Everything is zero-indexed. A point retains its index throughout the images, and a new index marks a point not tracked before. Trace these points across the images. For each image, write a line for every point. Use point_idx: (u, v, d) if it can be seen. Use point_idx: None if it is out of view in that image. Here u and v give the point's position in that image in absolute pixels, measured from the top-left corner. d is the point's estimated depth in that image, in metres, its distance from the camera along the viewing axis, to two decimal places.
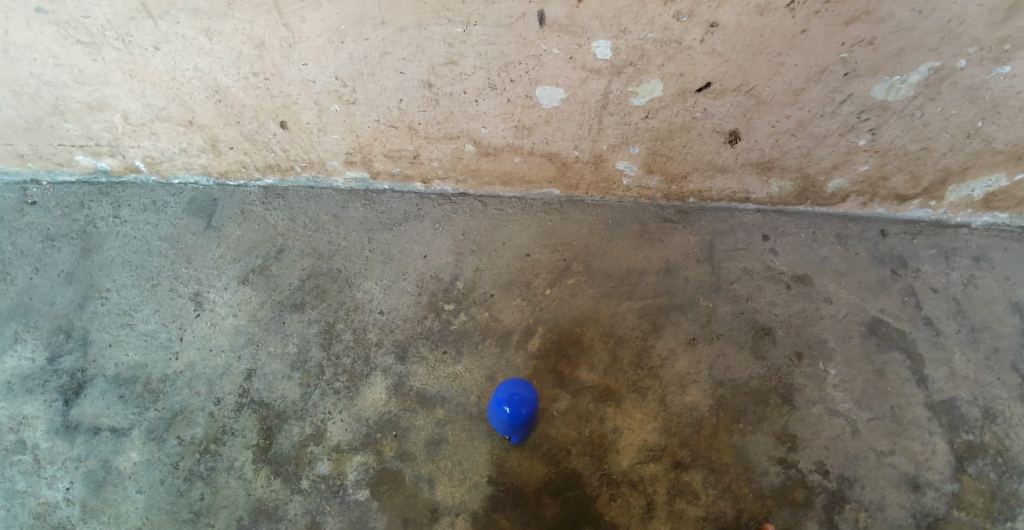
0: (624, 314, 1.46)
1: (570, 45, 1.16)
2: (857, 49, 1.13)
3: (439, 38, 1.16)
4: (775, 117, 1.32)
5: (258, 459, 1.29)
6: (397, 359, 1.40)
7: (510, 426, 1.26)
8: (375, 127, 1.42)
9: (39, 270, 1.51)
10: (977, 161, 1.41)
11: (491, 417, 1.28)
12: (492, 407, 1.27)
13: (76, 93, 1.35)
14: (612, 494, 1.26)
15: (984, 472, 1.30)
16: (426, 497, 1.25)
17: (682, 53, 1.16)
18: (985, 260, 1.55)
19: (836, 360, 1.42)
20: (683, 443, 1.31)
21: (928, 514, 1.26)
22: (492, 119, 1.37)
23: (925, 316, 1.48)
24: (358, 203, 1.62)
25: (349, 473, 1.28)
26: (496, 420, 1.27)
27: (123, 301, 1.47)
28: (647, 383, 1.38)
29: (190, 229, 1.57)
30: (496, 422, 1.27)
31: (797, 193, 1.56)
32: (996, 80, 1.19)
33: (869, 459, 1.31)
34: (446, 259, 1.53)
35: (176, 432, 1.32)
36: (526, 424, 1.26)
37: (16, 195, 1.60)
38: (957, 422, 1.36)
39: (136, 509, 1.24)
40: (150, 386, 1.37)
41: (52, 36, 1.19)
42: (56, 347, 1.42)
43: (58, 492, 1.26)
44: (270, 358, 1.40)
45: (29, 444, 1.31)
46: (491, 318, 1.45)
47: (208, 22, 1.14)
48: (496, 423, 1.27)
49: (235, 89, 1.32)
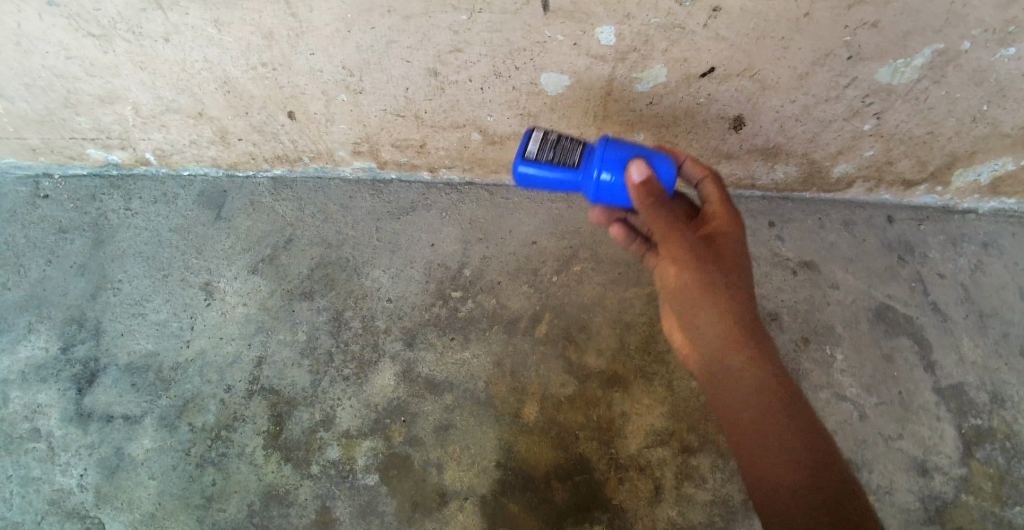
0: (631, 300, 1.47)
1: (574, 32, 1.16)
2: (861, 32, 1.13)
3: (446, 26, 1.17)
4: (780, 102, 1.32)
5: (269, 445, 1.32)
6: (406, 346, 1.41)
7: (588, 167, 1.09)
8: (382, 116, 1.43)
9: (51, 261, 1.53)
10: (983, 145, 1.41)
11: (596, 145, 1.10)
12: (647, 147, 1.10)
13: (88, 85, 1.37)
14: (621, 478, 1.29)
15: (992, 457, 1.32)
16: (435, 482, 1.28)
17: (685, 38, 1.16)
18: (993, 246, 1.56)
19: (844, 344, 1.43)
20: (690, 428, 1.33)
21: (937, 498, 1.28)
22: (498, 107, 1.38)
23: (933, 301, 1.49)
24: (366, 193, 1.63)
25: (359, 458, 1.30)
26: (615, 153, 1.09)
27: (136, 291, 1.49)
28: (654, 368, 1.39)
29: (201, 220, 1.59)
30: (582, 148, 1.10)
31: (803, 179, 1.56)
32: (1002, 62, 1.18)
33: (878, 444, 1.33)
34: (454, 247, 1.54)
35: (187, 420, 1.34)
36: (600, 187, 1.09)
37: (29, 188, 1.62)
38: (966, 407, 1.37)
39: (150, 495, 1.28)
40: (163, 374, 1.39)
41: (63, 27, 1.21)
42: (69, 336, 1.44)
43: (72, 479, 1.29)
44: (281, 346, 1.42)
45: (44, 432, 1.33)
46: (499, 305, 1.46)
47: (218, 12, 1.16)
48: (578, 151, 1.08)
49: (244, 80, 1.34)
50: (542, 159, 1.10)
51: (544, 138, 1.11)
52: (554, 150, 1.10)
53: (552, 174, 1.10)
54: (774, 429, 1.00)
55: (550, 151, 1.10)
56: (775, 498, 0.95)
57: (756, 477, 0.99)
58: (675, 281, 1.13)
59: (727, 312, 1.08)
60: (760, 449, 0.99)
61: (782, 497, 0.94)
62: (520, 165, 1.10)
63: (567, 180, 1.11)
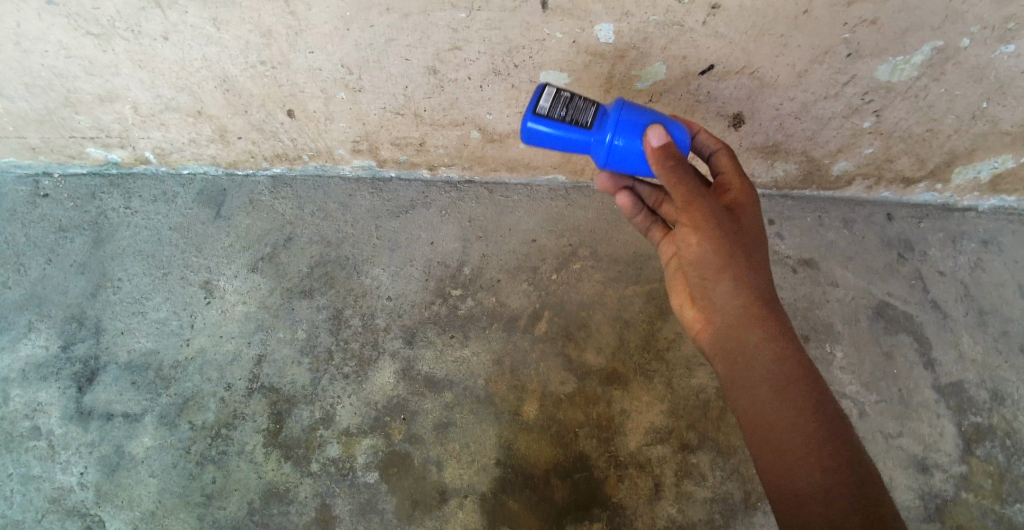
0: (631, 298, 1.47)
1: (573, 29, 1.16)
2: (860, 29, 1.13)
3: (445, 24, 1.16)
4: (779, 100, 1.32)
5: (269, 443, 1.32)
6: (406, 344, 1.42)
7: (602, 130, 0.97)
8: (381, 114, 1.43)
9: (51, 260, 1.53)
10: (983, 143, 1.40)
11: (611, 107, 0.98)
12: (662, 114, 0.99)
13: (87, 84, 1.37)
14: (620, 476, 1.29)
15: (992, 454, 1.32)
16: (434, 479, 1.28)
17: (684, 36, 1.16)
18: (993, 244, 1.56)
19: (844, 342, 1.43)
20: (690, 425, 1.33)
21: (937, 495, 1.28)
22: (497, 105, 1.38)
23: (933, 299, 1.48)
24: (366, 191, 1.63)
25: (359, 456, 1.30)
26: (632, 117, 0.97)
27: (135, 290, 1.49)
28: (654, 366, 1.39)
29: (200, 218, 1.59)
30: (596, 109, 0.98)
31: (802, 177, 1.56)
32: (1002, 59, 1.18)
33: (878, 441, 1.33)
34: (453, 245, 1.54)
35: (187, 418, 1.35)
36: (611, 153, 0.98)
37: (29, 187, 1.62)
38: (966, 405, 1.37)
39: (150, 493, 1.28)
40: (163, 372, 1.39)
41: (63, 27, 1.21)
42: (69, 335, 1.44)
43: (73, 477, 1.29)
44: (280, 344, 1.42)
45: (45, 431, 1.34)
46: (499, 303, 1.46)
47: (216, 11, 1.16)
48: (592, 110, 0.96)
49: (243, 79, 1.34)
50: (552, 118, 0.97)
51: (557, 94, 0.97)
52: (567, 108, 0.97)
53: (561, 136, 0.98)
54: (797, 428, 0.88)
55: (562, 109, 0.97)
56: (795, 495, 0.85)
57: (773, 470, 0.88)
58: (693, 259, 0.98)
59: (750, 293, 0.94)
60: (779, 450, 0.88)
61: (804, 496, 0.84)
62: (528, 123, 0.97)
63: (577, 142, 0.98)
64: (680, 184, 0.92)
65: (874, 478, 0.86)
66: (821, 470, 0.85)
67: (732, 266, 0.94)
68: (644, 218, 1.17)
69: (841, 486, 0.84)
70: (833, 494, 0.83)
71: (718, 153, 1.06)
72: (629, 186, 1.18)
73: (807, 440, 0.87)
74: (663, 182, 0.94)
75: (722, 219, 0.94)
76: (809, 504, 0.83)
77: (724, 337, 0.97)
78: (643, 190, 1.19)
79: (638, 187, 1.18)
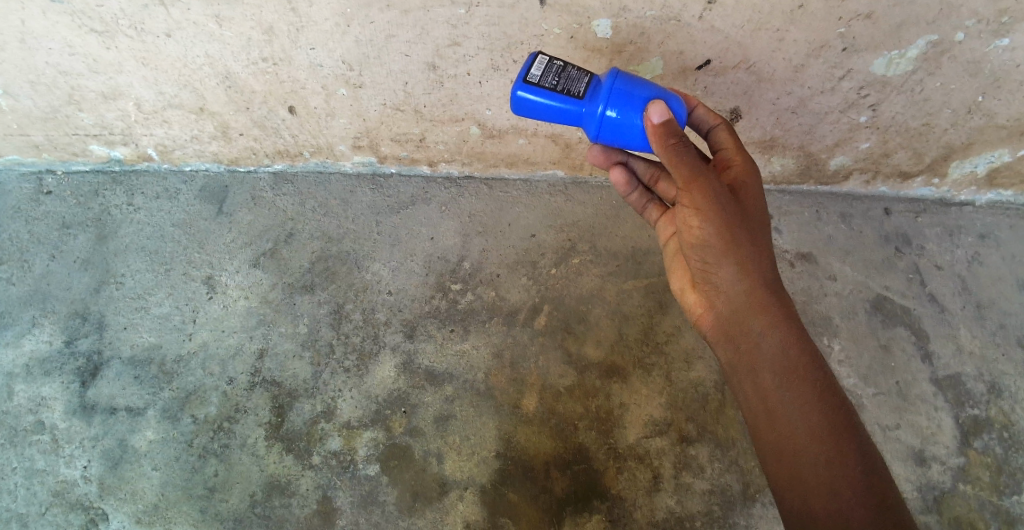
0: (630, 292, 1.48)
1: (571, 25, 1.17)
2: (855, 23, 1.14)
3: (443, 20, 1.18)
4: (776, 94, 1.33)
5: (271, 436, 1.33)
6: (406, 338, 1.43)
7: (594, 100, 0.98)
8: (381, 110, 1.45)
9: (55, 256, 1.54)
10: (980, 137, 1.41)
11: (604, 78, 0.99)
12: (661, 87, 0.99)
13: (91, 82, 1.39)
14: (619, 467, 1.29)
15: (989, 447, 1.32)
16: (434, 472, 1.29)
17: (681, 31, 1.18)
18: (990, 238, 1.57)
19: (842, 335, 1.44)
20: (689, 418, 1.34)
21: (934, 487, 1.29)
22: (497, 101, 1.39)
23: (931, 293, 1.49)
24: (366, 188, 1.64)
25: (360, 449, 1.31)
26: (626, 87, 0.97)
27: (139, 285, 1.51)
28: (653, 359, 1.40)
29: (203, 215, 1.61)
30: (589, 79, 0.99)
31: (800, 171, 1.57)
32: (997, 53, 1.19)
33: (876, 433, 1.34)
34: (453, 241, 1.55)
35: (189, 412, 1.36)
36: (604, 125, 0.98)
37: (33, 185, 1.64)
38: (963, 397, 1.37)
39: (152, 486, 1.29)
40: (165, 367, 1.41)
41: (67, 25, 1.23)
42: (73, 330, 1.45)
43: (76, 471, 1.30)
44: (281, 338, 1.43)
45: (48, 425, 1.35)
46: (498, 297, 1.47)
47: (219, 8, 1.17)
48: (583, 81, 0.98)
49: (245, 75, 1.35)
50: (543, 87, 0.99)
51: (548, 65, 1.00)
52: (558, 78, 0.99)
53: (553, 105, 0.99)
54: (798, 416, 0.89)
55: (554, 78, 0.99)
56: (799, 484, 0.86)
57: (773, 455, 0.90)
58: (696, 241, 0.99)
59: (753, 275, 0.95)
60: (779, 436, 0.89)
61: (808, 485, 0.85)
62: (518, 91, 0.99)
63: (570, 113, 0.99)
64: (683, 163, 0.92)
65: (879, 466, 0.87)
66: (825, 461, 0.85)
67: (734, 249, 0.95)
68: (639, 196, 1.20)
69: (845, 478, 0.84)
70: (835, 485, 0.84)
71: (718, 129, 1.08)
72: (623, 161, 1.19)
73: (810, 430, 0.88)
74: (665, 161, 0.94)
75: (724, 200, 0.94)
76: (812, 495, 0.84)
77: (728, 321, 0.99)
78: (637, 165, 1.19)
79: (632, 162, 1.19)
